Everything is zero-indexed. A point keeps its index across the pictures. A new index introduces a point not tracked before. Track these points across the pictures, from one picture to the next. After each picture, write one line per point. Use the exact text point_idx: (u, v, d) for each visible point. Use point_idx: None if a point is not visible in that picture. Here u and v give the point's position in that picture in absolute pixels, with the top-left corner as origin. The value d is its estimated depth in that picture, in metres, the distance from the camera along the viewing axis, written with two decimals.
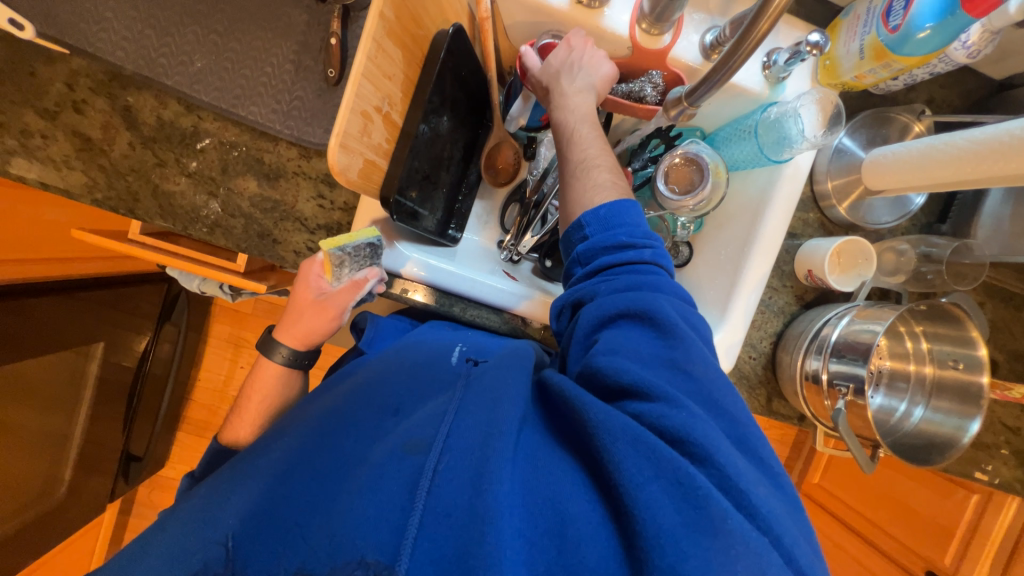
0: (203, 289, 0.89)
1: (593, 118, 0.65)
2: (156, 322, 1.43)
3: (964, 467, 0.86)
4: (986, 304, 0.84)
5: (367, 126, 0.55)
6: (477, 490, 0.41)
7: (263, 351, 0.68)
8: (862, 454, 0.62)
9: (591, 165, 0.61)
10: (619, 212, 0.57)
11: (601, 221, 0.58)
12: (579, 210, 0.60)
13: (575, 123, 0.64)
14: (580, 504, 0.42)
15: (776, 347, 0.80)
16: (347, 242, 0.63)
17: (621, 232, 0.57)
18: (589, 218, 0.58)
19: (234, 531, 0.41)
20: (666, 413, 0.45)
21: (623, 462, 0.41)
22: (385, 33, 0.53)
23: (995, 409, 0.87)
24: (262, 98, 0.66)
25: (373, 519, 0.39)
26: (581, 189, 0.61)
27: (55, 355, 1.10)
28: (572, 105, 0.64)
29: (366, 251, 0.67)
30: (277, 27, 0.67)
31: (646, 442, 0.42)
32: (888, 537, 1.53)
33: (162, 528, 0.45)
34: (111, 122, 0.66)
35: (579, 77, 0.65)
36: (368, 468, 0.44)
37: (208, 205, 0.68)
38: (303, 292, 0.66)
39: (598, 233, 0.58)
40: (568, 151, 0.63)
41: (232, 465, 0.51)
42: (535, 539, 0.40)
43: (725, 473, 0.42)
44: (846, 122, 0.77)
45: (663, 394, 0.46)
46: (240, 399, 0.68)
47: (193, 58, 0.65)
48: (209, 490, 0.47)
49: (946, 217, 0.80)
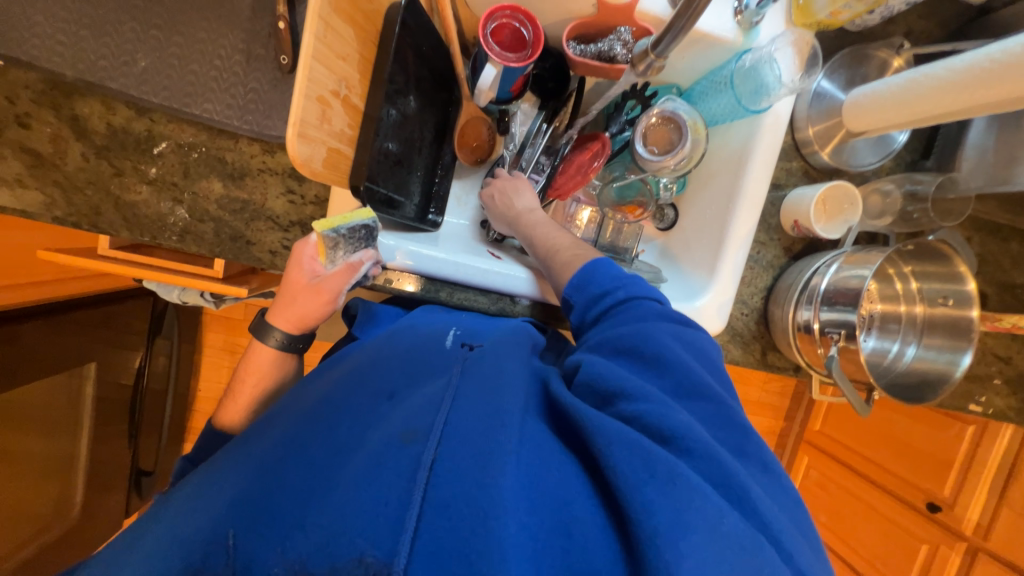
0: (185, 299, 0.87)
1: (550, 222, 0.73)
2: (147, 338, 1.41)
3: (958, 401, 0.87)
4: (974, 238, 0.83)
5: (326, 112, 0.52)
6: (479, 485, 0.40)
7: (256, 334, 0.66)
8: (856, 398, 0.62)
9: (558, 250, 0.69)
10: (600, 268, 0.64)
11: (586, 280, 0.63)
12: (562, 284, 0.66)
13: (536, 233, 0.72)
14: (584, 507, 0.42)
15: (767, 301, 0.80)
16: (341, 224, 0.60)
17: (605, 282, 0.62)
18: (573, 293, 0.64)
19: (234, 531, 0.41)
20: (662, 415, 0.46)
21: (621, 467, 0.42)
22: (332, 10, 0.50)
23: (987, 341, 0.88)
24: (214, 94, 0.63)
25: (370, 511, 0.39)
26: (558, 270, 0.68)
27: (49, 380, 1.09)
28: (529, 220, 0.73)
29: (363, 233, 0.64)
30: (220, 15, 0.63)
31: (642, 446, 0.43)
32: (890, 474, 1.57)
33: (156, 528, 0.44)
34: (60, 134, 0.63)
35: (523, 199, 0.75)
36: (361, 460, 0.43)
37: (174, 212, 0.66)
38: (297, 273, 0.64)
39: (585, 304, 0.63)
40: (537, 248, 0.71)
41: (227, 456, 0.50)
42: (541, 537, 0.39)
43: (722, 469, 0.44)
44: (824, 64, 0.75)
45: (659, 399, 0.48)
46: (235, 382, 0.67)
47: (136, 57, 0.61)
48: (204, 486, 0.47)
49: (930, 153, 0.79)
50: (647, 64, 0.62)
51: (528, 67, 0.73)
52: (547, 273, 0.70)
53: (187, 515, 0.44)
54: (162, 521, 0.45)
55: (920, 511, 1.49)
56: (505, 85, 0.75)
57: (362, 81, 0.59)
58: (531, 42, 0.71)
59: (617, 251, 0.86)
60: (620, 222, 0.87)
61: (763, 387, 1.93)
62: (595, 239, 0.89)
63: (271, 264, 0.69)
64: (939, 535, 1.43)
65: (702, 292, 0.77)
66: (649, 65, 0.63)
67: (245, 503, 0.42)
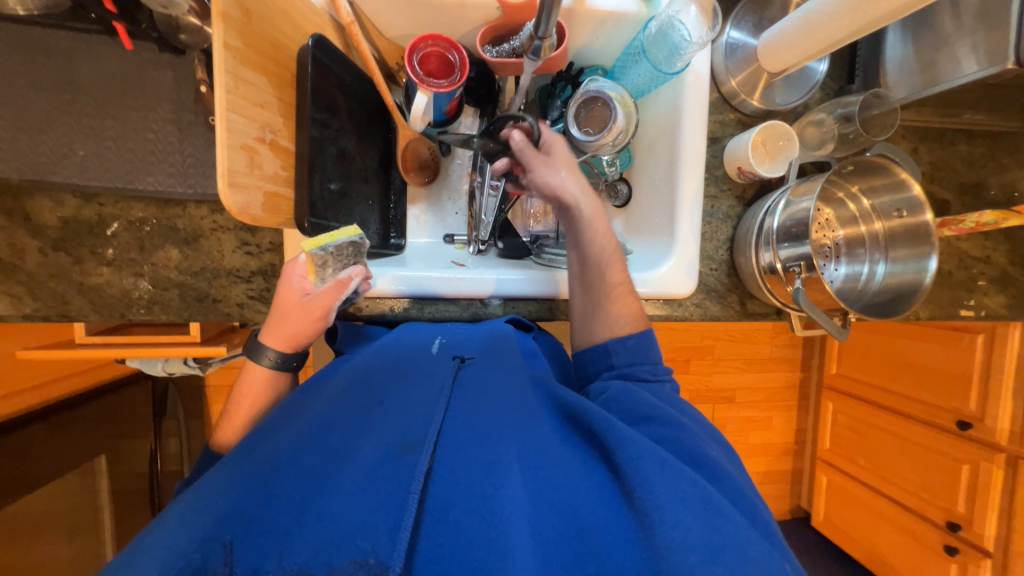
0: (169, 370, 0.87)
1: (617, 254, 0.68)
2: (153, 422, 1.41)
3: (947, 310, 0.87)
4: (921, 148, 0.84)
5: (253, 158, 0.54)
6: (483, 496, 0.43)
7: (249, 354, 0.63)
8: (832, 323, 0.62)
9: (616, 298, 0.66)
10: (642, 345, 0.63)
11: (628, 350, 0.63)
12: (601, 334, 0.65)
13: (601, 260, 0.67)
14: (597, 513, 0.44)
15: (733, 252, 0.80)
16: (328, 241, 0.59)
17: (645, 369, 0.62)
18: (615, 347, 0.63)
19: (234, 535, 0.40)
20: (681, 442, 0.51)
21: (650, 480, 0.44)
22: (239, 62, 0.51)
23: (960, 245, 0.88)
24: (155, 166, 0.64)
25: (369, 518, 0.40)
26: (609, 318, 0.65)
27: (53, 484, 1.12)
28: (599, 241, 0.67)
29: (350, 249, 0.63)
30: (143, 90, 0.63)
31: (672, 465, 0.46)
32: (915, 402, 1.55)
33: (151, 542, 0.42)
34: (15, 236, 0.65)
35: (603, 220, 0.68)
36: (358, 470, 0.44)
37: (138, 286, 0.68)
38: (287, 292, 0.61)
39: (626, 364, 0.63)
40: (596, 277, 0.66)
41: (218, 468, 0.48)
42: (551, 539, 0.41)
43: (735, 489, 0.49)
44: (729, 15, 0.77)
45: (674, 427, 0.53)
46: (230, 404, 0.64)
47: (74, 147, 0.62)
48: (201, 491, 0.46)
49: (855, 75, 0.80)
50: (535, 47, 0.61)
51: (456, 90, 0.76)
52: (586, 310, 0.67)
53: (181, 522, 0.42)
54: (167, 519, 0.44)
55: (951, 431, 1.47)
56: (438, 108, 0.78)
57: (286, 123, 0.60)
58: (458, 65, 0.74)
59: None
60: None
61: (773, 342, 1.91)
62: (556, 229, 0.91)
63: (240, 317, 0.70)
64: (978, 452, 1.39)
65: (666, 256, 0.77)
66: (539, 48, 0.61)
67: (233, 504, 0.42)
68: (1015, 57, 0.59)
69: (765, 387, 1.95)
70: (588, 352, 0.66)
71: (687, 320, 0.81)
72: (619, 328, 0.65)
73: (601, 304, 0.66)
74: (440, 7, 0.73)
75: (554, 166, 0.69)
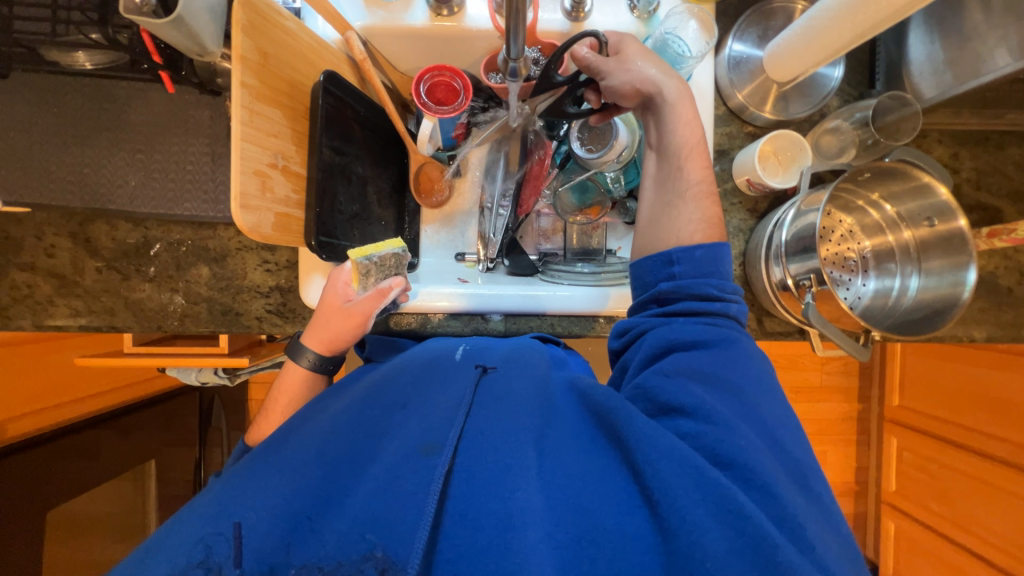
0: (203, 380, 0.95)
1: (701, 149, 0.61)
2: (198, 432, 1.51)
3: (1008, 330, 0.77)
4: (961, 153, 0.77)
5: (265, 182, 0.59)
6: (502, 499, 0.42)
7: (290, 355, 0.66)
8: (846, 341, 0.57)
9: (700, 196, 0.59)
10: (713, 259, 0.56)
11: (695, 263, 0.56)
12: (668, 245, 0.59)
13: (683, 156, 0.60)
14: (616, 519, 0.41)
15: (746, 267, 0.76)
16: (374, 250, 0.66)
17: (709, 285, 0.55)
18: (680, 256, 0.56)
19: (243, 519, 0.41)
20: (718, 439, 0.44)
21: (668, 484, 0.41)
22: (254, 98, 0.57)
23: (1020, 258, 0.78)
24: (192, 193, 0.72)
25: (386, 516, 0.41)
26: (679, 221, 0.59)
27: (106, 485, 1.23)
28: (682, 135, 0.60)
29: (392, 262, 0.70)
30: (185, 129, 0.72)
31: (694, 464, 0.41)
32: (996, 439, 1.35)
33: (172, 524, 0.43)
34: (77, 256, 0.75)
35: (684, 106, 0.60)
36: (380, 469, 0.45)
37: (173, 300, 0.75)
38: (331, 296, 0.66)
39: (689, 275, 0.56)
40: (678, 175, 0.60)
41: (247, 457, 0.50)
42: (568, 545, 0.39)
43: (777, 501, 0.41)
44: (733, 28, 0.75)
45: (719, 420, 0.45)
46: (269, 402, 0.67)
47: (127, 179, 0.71)
48: (225, 480, 0.48)
49: (876, 79, 0.76)
50: (511, 70, 0.64)
51: (461, 114, 0.79)
52: (657, 217, 0.61)
53: (196, 511, 0.43)
54: (192, 505, 0.46)
55: None
56: (446, 133, 0.84)
57: (299, 151, 0.66)
58: (462, 91, 0.78)
59: (589, 253, 0.91)
60: (584, 224, 0.91)
61: (823, 369, 1.76)
62: (564, 246, 0.94)
63: (260, 329, 0.76)
64: None
65: None
66: (514, 69, 0.64)
67: (251, 492, 0.44)
68: None
69: (816, 419, 1.78)
70: (644, 263, 0.60)
71: None
72: (690, 234, 0.58)
73: (673, 206, 0.60)
74: (447, 40, 0.78)
75: (632, 51, 0.61)
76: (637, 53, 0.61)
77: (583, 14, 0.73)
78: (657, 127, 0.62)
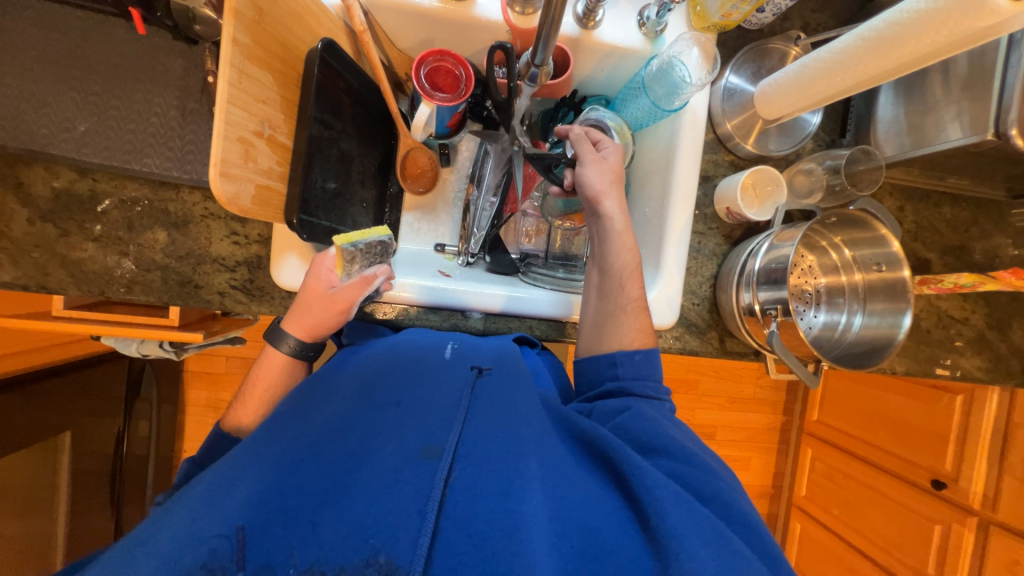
0: (144, 352, 0.87)
1: (638, 273, 0.67)
2: (125, 403, 1.39)
3: (922, 366, 0.88)
4: (906, 207, 0.86)
5: (249, 151, 0.55)
6: (509, 510, 0.42)
7: (269, 339, 0.64)
8: (803, 369, 0.63)
9: (631, 315, 0.66)
10: (649, 363, 0.63)
11: (635, 364, 0.63)
12: (608, 349, 0.65)
13: (622, 276, 0.66)
14: (617, 536, 0.43)
15: (715, 289, 0.81)
16: (359, 238, 0.63)
17: (648, 386, 0.61)
18: (623, 358, 0.63)
19: (245, 522, 0.39)
20: (703, 479, 0.49)
21: (666, 509, 0.43)
22: (245, 58, 0.52)
23: (940, 304, 0.89)
24: (154, 149, 0.65)
25: (388, 517, 0.40)
26: (616, 329, 0.66)
27: (21, 453, 1.11)
28: (622, 260, 0.67)
29: (378, 249, 0.67)
30: (152, 76, 0.64)
31: (689, 501, 0.45)
32: (893, 456, 1.54)
33: (160, 522, 0.42)
34: (4, 203, 0.65)
35: (626, 233, 0.68)
36: (378, 470, 0.44)
37: (121, 265, 0.68)
38: (313, 284, 0.63)
39: (630, 377, 0.62)
40: (615, 292, 0.67)
41: (236, 450, 0.49)
42: (574, 558, 0.40)
43: (758, 536, 0.47)
44: (729, 61, 0.79)
45: (701, 462, 0.51)
46: (246, 387, 0.64)
47: (76, 123, 0.63)
48: (214, 475, 0.46)
49: (847, 130, 0.83)
50: (531, 74, 0.68)
51: (460, 105, 0.77)
52: (599, 317, 0.67)
53: (187, 508, 0.42)
54: (179, 501, 0.44)
55: (926, 489, 1.45)
56: (441, 121, 0.81)
57: (286, 120, 0.62)
58: (464, 80, 0.76)
59: (568, 258, 0.93)
60: (568, 230, 0.93)
61: (758, 383, 1.91)
62: (545, 249, 0.95)
63: (220, 305, 0.71)
64: (951, 513, 1.37)
65: (651, 286, 0.78)
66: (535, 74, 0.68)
67: (240, 489, 0.42)
68: (994, 129, 0.63)
69: (746, 427, 1.94)
70: (590, 363, 0.66)
71: (667, 351, 0.81)
72: (629, 341, 0.65)
73: (613, 317, 0.66)
74: (453, 25, 0.75)
75: (602, 167, 0.68)
76: (605, 174, 0.68)
77: (594, 24, 0.73)
78: (602, 246, 0.69)
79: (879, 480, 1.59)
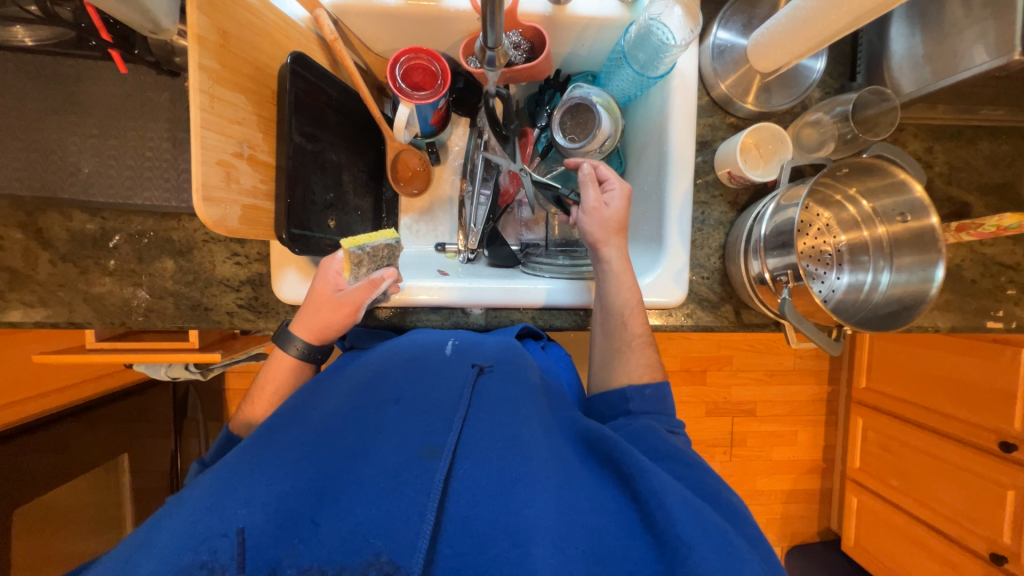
0: (174, 375, 0.92)
1: (640, 311, 0.66)
2: (172, 423, 1.47)
3: (970, 321, 0.80)
4: (935, 148, 0.78)
5: (230, 173, 0.56)
6: (508, 512, 0.41)
7: (278, 343, 0.65)
8: (820, 336, 0.58)
9: (634, 355, 0.64)
10: (660, 397, 0.61)
11: (647, 399, 0.60)
12: (614, 383, 0.63)
13: (623, 315, 0.65)
14: (619, 537, 0.41)
15: (725, 259, 0.77)
16: (367, 241, 0.66)
17: (661, 416, 0.59)
18: (633, 393, 0.61)
19: (245, 523, 0.40)
20: (702, 481, 0.48)
21: (670, 510, 0.41)
22: (214, 82, 0.53)
23: (985, 251, 0.80)
24: (152, 182, 0.68)
25: (388, 518, 0.40)
26: (620, 367, 0.64)
27: (83, 476, 1.20)
28: (622, 300, 0.66)
29: (385, 252, 0.69)
30: (141, 111, 0.67)
31: (689, 497, 0.44)
32: (954, 419, 1.43)
33: (160, 522, 0.43)
34: (29, 248, 0.70)
35: (626, 277, 0.66)
36: (379, 472, 0.44)
37: (136, 295, 0.72)
38: (322, 286, 0.64)
39: (642, 412, 0.60)
40: (618, 330, 0.65)
41: (236, 450, 0.49)
42: (575, 559, 0.39)
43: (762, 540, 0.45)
44: (716, 16, 0.74)
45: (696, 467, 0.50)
46: (254, 389, 0.66)
47: (80, 165, 0.66)
48: (214, 474, 0.46)
49: (857, 72, 0.76)
50: (489, 57, 0.64)
51: (440, 100, 0.76)
52: (601, 352, 0.66)
53: (190, 507, 0.43)
54: (179, 501, 0.45)
55: (993, 453, 1.35)
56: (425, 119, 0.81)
57: (266, 138, 0.63)
58: (440, 75, 0.75)
59: (568, 244, 0.90)
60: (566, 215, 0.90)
61: (797, 353, 1.81)
62: (545, 237, 0.93)
63: (231, 325, 0.74)
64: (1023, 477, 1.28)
65: (654, 266, 0.74)
66: (492, 57, 0.64)
67: (242, 489, 0.43)
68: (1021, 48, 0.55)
69: (788, 401, 1.83)
70: (605, 398, 0.63)
71: (678, 329, 0.78)
72: (637, 376, 0.63)
73: (619, 353, 0.64)
74: (423, 21, 0.74)
75: (606, 215, 0.67)
76: (606, 220, 0.67)
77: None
78: (601, 284, 0.67)
79: (941, 446, 1.47)
